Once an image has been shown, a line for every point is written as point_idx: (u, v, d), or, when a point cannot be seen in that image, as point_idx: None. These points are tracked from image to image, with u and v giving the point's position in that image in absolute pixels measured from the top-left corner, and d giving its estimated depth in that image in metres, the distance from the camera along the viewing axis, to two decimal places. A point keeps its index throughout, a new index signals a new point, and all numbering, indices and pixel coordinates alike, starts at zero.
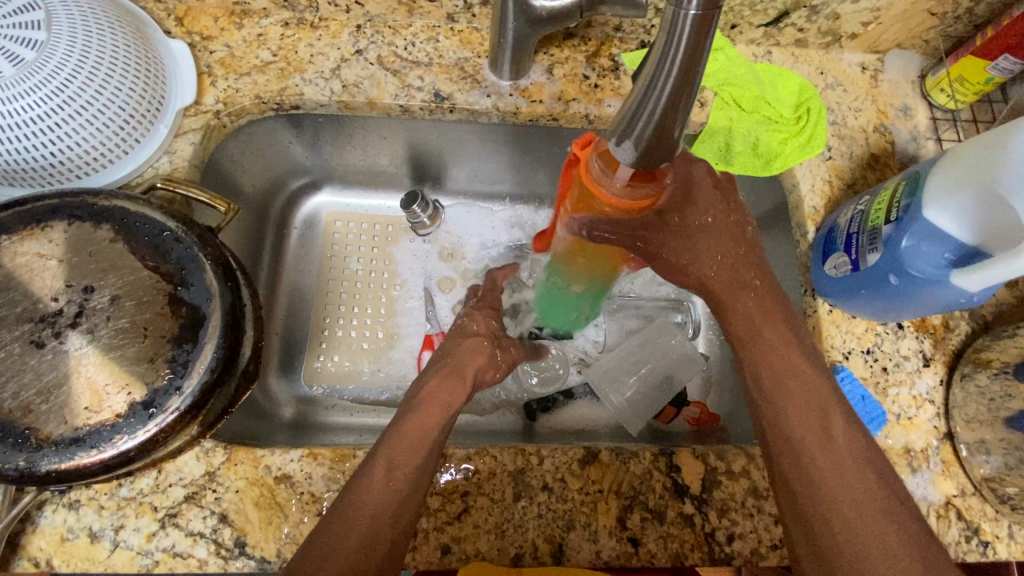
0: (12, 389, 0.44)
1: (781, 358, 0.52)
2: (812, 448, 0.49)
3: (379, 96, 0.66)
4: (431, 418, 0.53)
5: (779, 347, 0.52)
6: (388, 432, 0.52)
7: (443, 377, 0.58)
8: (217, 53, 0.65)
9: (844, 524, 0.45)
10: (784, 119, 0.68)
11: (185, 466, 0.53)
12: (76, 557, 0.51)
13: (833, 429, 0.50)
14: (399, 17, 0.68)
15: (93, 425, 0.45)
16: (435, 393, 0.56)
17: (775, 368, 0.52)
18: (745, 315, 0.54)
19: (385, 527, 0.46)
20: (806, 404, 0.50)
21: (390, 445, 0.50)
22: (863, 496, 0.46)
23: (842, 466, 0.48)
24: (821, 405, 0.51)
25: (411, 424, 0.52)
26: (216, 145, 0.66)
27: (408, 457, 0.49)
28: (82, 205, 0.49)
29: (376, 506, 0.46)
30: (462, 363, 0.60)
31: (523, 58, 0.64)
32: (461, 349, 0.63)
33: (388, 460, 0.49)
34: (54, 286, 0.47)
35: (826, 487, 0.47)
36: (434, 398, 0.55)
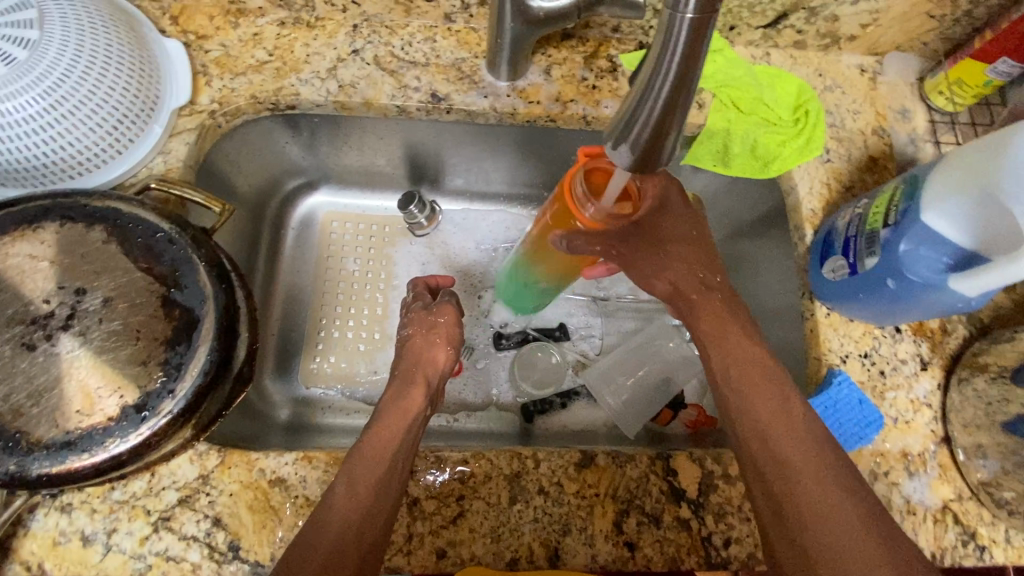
0: (3, 392, 0.44)
1: (752, 359, 0.56)
2: (784, 439, 0.51)
3: (376, 97, 0.66)
4: (392, 429, 0.54)
5: (747, 351, 0.56)
6: (356, 446, 0.53)
7: (399, 390, 0.60)
8: (212, 52, 0.65)
9: (815, 516, 0.46)
10: (782, 122, 0.68)
11: (179, 470, 0.53)
12: (69, 561, 0.50)
13: (776, 435, 0.51)
14: (396, 17, 0.67)
15: (84, 429, 0.44)
16: (396, 403, 0.58)
17: (745, 374, 0.55)
18: (710, 316, 0.59)
19: (355, 533, 0.46)
20: (775, 402, 0.53)
21: (360, 454, 0.51)
22: (814, 494, 0.47)
23: (795, 468, 0.49)
24: (763, 410, 0.53)
25: (373, 437, 0.53)
26: (211, 145, 0.65)
27: (376, 463, 0.50)
28: (73, 207, 0.49)
29: (347, 515, 0.47)
30: (414, 377, 0.62)
31: (521, 59, 0.64)
32: (423, 359, 0.65)
33: (348, 474, 0.49)
34: (45, 287, 0.46)
35: (798, 480, 0.48)
36: (398, 412, 0.57)
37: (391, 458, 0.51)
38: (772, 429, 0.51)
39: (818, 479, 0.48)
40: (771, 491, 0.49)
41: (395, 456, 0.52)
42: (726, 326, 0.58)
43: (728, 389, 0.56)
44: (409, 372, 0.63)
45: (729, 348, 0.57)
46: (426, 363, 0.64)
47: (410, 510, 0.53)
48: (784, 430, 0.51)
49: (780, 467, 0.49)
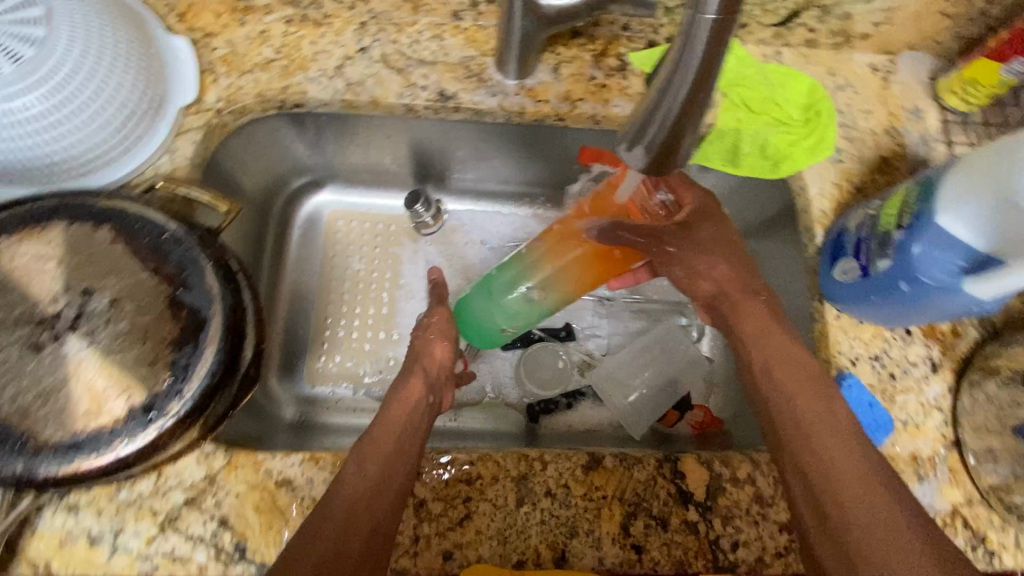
0: (11, 393, 0.44)
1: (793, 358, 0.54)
2: (833, 438, 0.49)
3: (383, 95, 0.65)
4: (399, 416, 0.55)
5: (793, 349, 0.55)
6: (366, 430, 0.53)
7: (407, 377, 0.60)
8: (219, 50, 0.64)
9: (866, 522, 0.44)
10: (793, 121, 0.67)
11: (186, 470, 0.53)
12: (76, 560, 0.50)
13: (815, 433, 0.50)
14: (404, 15, 0.67)
15: (92, 430, 0.44)
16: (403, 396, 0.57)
17: (777, 370, 0.54)
18: (751, 313, 0.58)
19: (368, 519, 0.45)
20: (816, 402, 0.51)
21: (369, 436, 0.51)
22: (856, 496, 0.46)
23: (835, 468, 0.48)
24: (804, 411, 0.51)
25: (379, 423, 0.53)
26: (218, 144, 0.65)
27: (381, 453, 0.50)
28: (80, 206, 0.49)
29: (350, 508, 0.45)
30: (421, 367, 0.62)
31: (529, 57, 0.63)
32: (426, 354, 0.64)
33: (357, 454, 0.50)
34: (52, 288, 0.46)
35: (841, 480, 0.47)
36: (400, 402, 0.57)
37: (400, 451, 0.51)
38: (812, 428, 0.50)
39: (869, 481, 0.47)
40: (817, 495, 0.47)
41: (396, 448, 0.51)
42: (767, 325, 0.58)
43: (764, 384, 0.55)
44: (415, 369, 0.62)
45: (769, 345, 0.56)
46: (426, 358, 0.63)
47: (417, 511, 0.53)
48: (833, 429, 0.50)
49: (829, 473, 0.47)
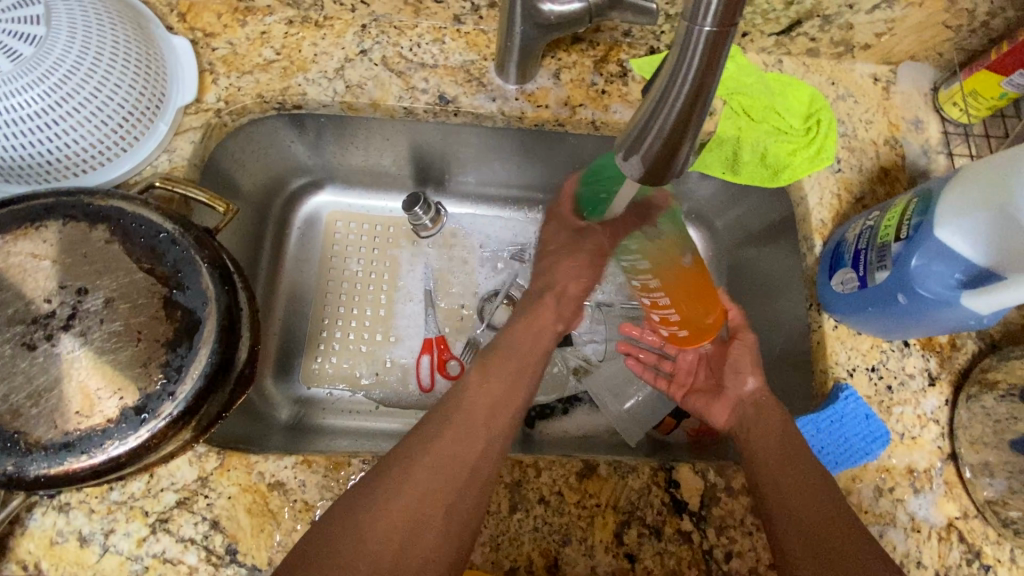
0: (3, 391, 0.44)
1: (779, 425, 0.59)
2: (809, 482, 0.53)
3: (383, 98, 0.65)
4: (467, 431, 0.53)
5: (784, 419, 0.59)
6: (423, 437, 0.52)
7: (497, 375, 0.60)
8: (219, 50, 0.64)
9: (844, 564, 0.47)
10: (793, 130, 0.67)
11: (178, 471, 0.52)
12: (65, 561, 0.50)
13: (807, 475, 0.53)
14: (405, 18, 0.67)
15: (83, 430, 0.44)
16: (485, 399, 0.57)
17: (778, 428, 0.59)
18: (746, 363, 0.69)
19: (434, 526, 0.47)
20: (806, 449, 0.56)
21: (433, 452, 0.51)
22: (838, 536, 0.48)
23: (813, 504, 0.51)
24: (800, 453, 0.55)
25: (445, 439, 0.52)
26: (216, 144, 0.65)
27: (447, 467, 0.50)
28: (76, 205, 0.49)
29: (391, 528, 0.46)
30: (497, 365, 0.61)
31: (530, 62, 0.63)
32: (515, 356, 0.63)
33: (413, 472, 0.49)
34: (46, 287, 0.46)
35: (822, 522, 0.50)
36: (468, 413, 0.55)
37: (466, 467, 0.50)
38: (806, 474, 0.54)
39: (835, 526, 0.49)
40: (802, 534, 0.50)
41: (444, 466, 0.50)
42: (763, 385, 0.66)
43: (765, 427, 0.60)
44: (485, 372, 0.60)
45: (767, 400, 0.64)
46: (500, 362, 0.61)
47: None
48: (812, 484, 0.53)
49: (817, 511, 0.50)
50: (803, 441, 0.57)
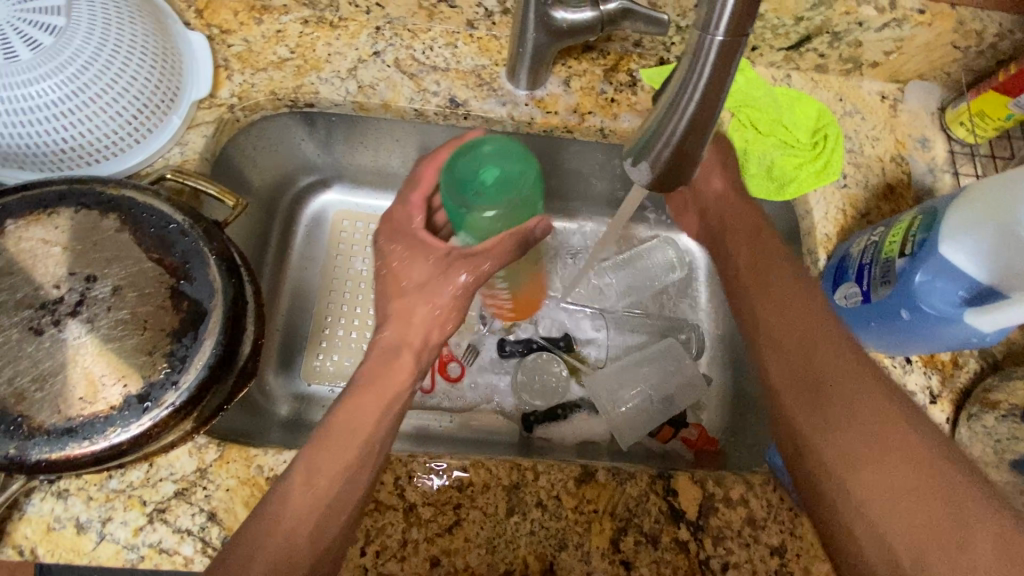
0: (8, 375, 0.44)
1: (806, 338, 0.52)
2: (852, 395, 0.47)
3: (395, 99, 0.66)
4: (368, 405, 0.51)
5: (824, 330, 0.51)
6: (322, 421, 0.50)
7: (381, 372, 0.53)
8: (235, 47, 0.65)
9: (880, 485, 0.43)
10: (800, 144, 0.67)
11: (177, 461, 0.53)
12: (62, 547, 0.50)
13: (860, 409, 0.46)
14: (419, 21, 0.68)
15: (86, 416, 0.44)
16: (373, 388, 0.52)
17: (812, 361, 0.50)
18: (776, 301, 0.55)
19: (307, 536, 0.45)
20: (852, 379, 0.48)
21: (328, 433, 0.49)
22: (875, 475, 0.43)
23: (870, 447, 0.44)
24: (842, 381, 0.48)
25: (343, 414, 0.50)
26: (228, 139, 0.65)
27: (347, 447, 0.48)
28: (89, 194, 0.49)
29: (292, 522, 0.45)
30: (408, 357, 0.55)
31: (541, 69, 0.64)
32: (416, 330, 0.55)
33: (309, 460, 0.48)
34: (56, 273, 0.46)
35: (868, 447, 0.44)
36: (376, 385, 0.52)
37: (365, 442, 0.49)
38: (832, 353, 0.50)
39: (882, 429, 0.45)
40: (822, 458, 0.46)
41: (349, 439, 0.49)
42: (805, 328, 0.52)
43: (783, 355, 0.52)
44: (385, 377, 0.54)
45: (790, 326, 0.53)
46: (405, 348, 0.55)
47: (406, 516, 0.53)
48: (853, 391, 0.47)
49: (833, 440, 0.46)
50: (856, 355, 0.49)
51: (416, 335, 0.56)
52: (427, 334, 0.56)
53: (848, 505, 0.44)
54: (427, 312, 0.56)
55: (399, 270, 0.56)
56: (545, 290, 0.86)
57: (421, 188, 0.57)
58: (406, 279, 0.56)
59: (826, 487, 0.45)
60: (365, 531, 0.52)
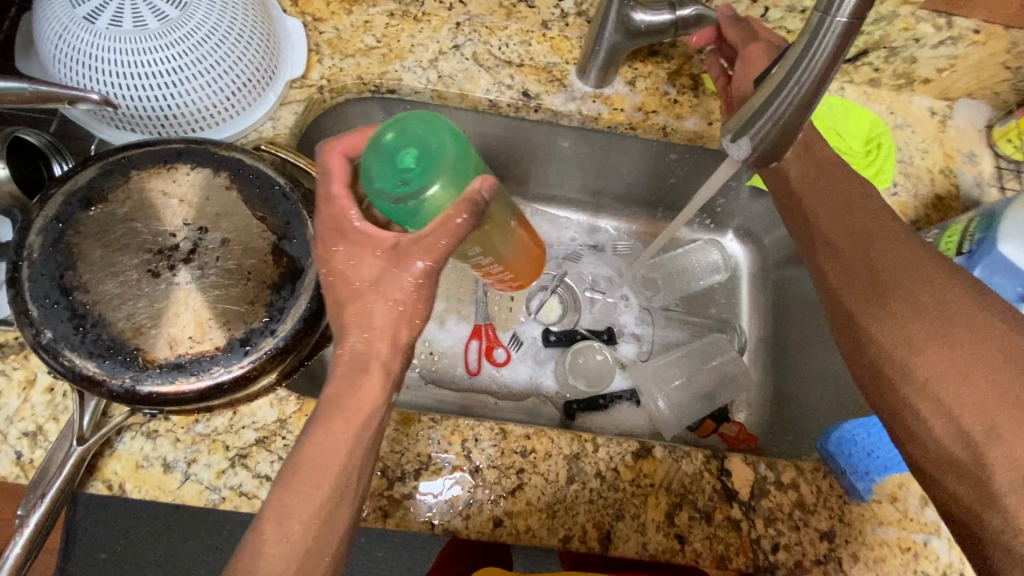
0: (127, 311, 0.47)
1: (900, 269, 0.49)
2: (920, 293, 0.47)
3: (472, 89, 0.70)
4: (334, 435, 0.46)
5: (864, 216, 0.53)
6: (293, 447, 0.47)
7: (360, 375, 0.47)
8: (326, 34, 0.70)
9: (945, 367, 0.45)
10: (853, 152, 0.71)
11: (259, 411, 0.56)
12: (149, 484, 0.53)
13: (914, 291, 0.48)
14: (497, 20, 0.72)
15: (194, 354, 0.48)
16: (341, 428, 0.46)
17: (858, 230, 0.52)
18: (827, 182, 0.55)
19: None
20: (901, 249, 0.50)
21: (299, 468, 0.46)
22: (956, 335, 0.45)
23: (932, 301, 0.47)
24: (898, 265, 0.49)
25: (311, 443, 0.46)
26: (313, 119, 0.70)
27: (319, 483, 0.46)
28: (204, 153, 0.53)
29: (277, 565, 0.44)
30: (367, 382, 0.47)
31: (611, 68, 0.68)
32: (376, 346, 0.47)
33: (278, 505, 0.45)
34: (173, 222, 0.50)
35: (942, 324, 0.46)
36: (343, 409, 0.46)
37: (340, 474, 0.46)
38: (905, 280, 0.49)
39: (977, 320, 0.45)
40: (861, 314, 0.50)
41: (322, 476, 0.46)
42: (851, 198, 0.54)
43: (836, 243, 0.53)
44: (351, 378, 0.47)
45: (843, 211, 0.54)
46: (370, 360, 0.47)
47: (472, 477, 0.55)
48: (923, 286, 0.48)
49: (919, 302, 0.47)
50: (909, 251, 0.50)
51: (382, 340, 0.47)
52: (389, 344, 0.47)
53: (913, 382, 0.46)
54: (386, 312, 0.46)
55: (348, 272, 0.47)
56: (590, 284, 0.90)
57: (336, 179, 0.46)
58: (355, 281, 0.46)
59: (886, 369, 0.48)
60: (432, 488, 0.55)
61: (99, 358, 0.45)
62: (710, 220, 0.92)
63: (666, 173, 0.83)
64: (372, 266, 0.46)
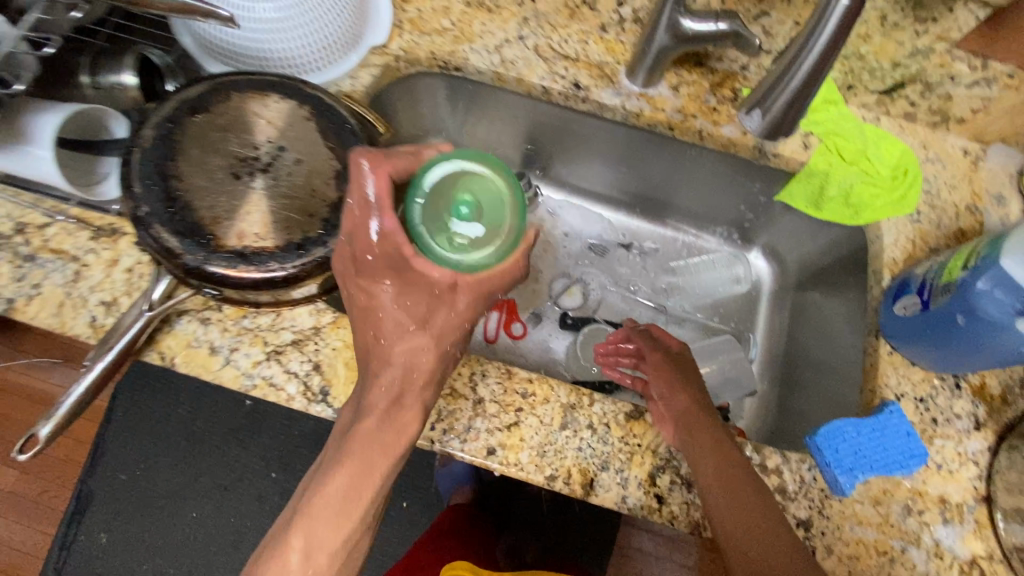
0: (210, 202, 0.55)
1: (745, 519, 0.52)
2: (736, 481, 0.54)
3: (529, 75, 0.77)
4: (364, 460, 0.51)
5: (705, 424, 0.59)
6: (319, 475, 0.52)
7: (396, 392, 0.54)
8: (410, 13, 0.79)
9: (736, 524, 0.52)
10: (879, 175, 0.74)
11: (299, 317, 0.62)
12: (196, 361, 0.60)
13: (730, 489, 0.53)
14: (561, 19, 0.80)
15: (256, 248, 0.55)
16: (368, 446, 0.52)
17: (693, 433, 0.58)
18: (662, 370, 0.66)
19: None
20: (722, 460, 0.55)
21: (327, 496, 0.50)
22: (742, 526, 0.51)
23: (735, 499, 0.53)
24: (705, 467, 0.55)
25: (338, 473, 0.51)
26: (387, 84, 0.79)
27: (344, 512, 0.50)
28: (292, 87, 0.61)
29: None
30: (381, 402, 0.54)
31: (658, 70, 0.74)
32: (399, 373, 0.54)
33: (308, 532, 0.49)
34: (259, 137, 0.58)
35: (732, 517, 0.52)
36: (375, 440, 0.52)
37: (358, 503, 0.51)
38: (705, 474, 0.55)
39: (764, 516, 0.52)
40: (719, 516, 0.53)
41: (342, 504, 0.50)
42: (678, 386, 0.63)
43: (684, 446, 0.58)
44: (370, 403, 0.53)
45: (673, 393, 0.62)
46: (389, 374, 0.54)
47: (474, 407, 0.60)
48: (750, 499, 0.53)
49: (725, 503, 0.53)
50: (732, 463, 0.55)
51: (399, 371, 0.54)
52: (409, 365, 0.55)
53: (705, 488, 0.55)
54: (403, 346, 0.55)
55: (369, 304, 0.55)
56: (611, 278, 0.96)
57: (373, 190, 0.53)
58: (365, 304, 0.55)
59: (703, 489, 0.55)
60: (437, 410, 0.60)
61: (183, 238, 0.53)
62: (738, 235, 0.95)
63: (695, 185, 0.89)
64: (389, 295, 0.55)
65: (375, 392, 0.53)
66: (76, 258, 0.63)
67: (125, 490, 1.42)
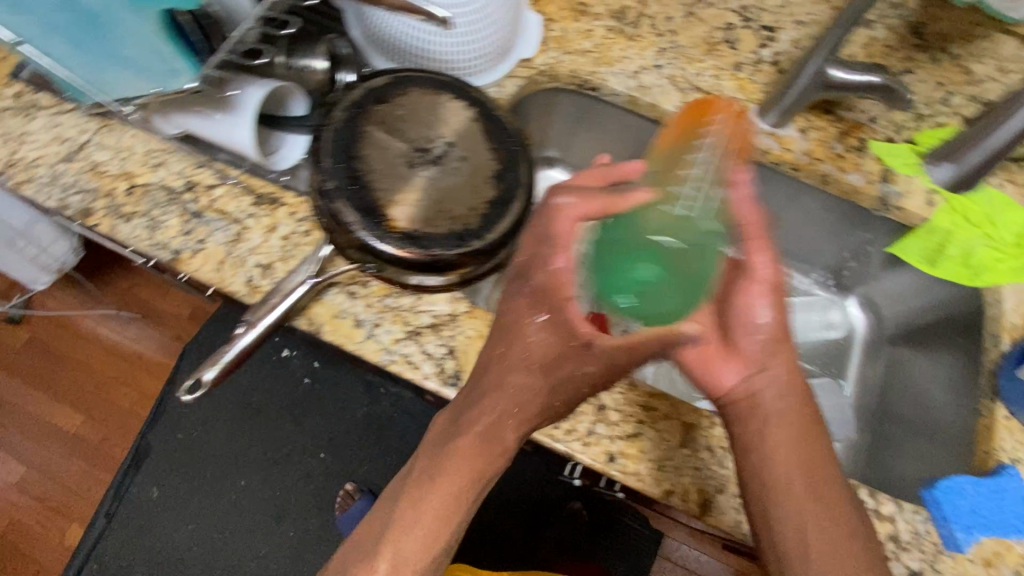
0: (386, 186, 0.59)
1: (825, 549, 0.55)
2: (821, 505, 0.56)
3: (663, 102, 0.80)
4: (458, 477, 0.57)
5: (808, 449, 0.59)
6: (423, 482, 0.57)
7: (504, 426, 0.57)
8: (554, 31, 0.83)
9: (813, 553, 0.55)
10: (1003, 240, 0.75)
11: (438, 302, 0.65)
12: (342, 330, 0.64)
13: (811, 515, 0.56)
14: (697, 53, 0.83)
15: (423, 232, 0.59)
16: (468, 460, 0.57)
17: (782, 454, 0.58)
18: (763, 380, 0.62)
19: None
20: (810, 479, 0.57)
21: (427, 505, 0.57)
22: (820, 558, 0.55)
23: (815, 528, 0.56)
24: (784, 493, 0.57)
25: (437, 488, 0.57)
26: (526, 95, 0.83)
27: (441, 525, 0.56)
28: (462, 89, 0.65)
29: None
30: (482, 431, 0.57)
31: (793, 113, 0.77)
32: (503, 408, 0.57)
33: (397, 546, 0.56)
34: (431, 131, 0.63)
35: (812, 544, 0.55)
36: (466, 463, 0.57)
37: (451, 518, 0.57)
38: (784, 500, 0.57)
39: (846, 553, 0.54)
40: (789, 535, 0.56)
41: (441, 511, 0.57)
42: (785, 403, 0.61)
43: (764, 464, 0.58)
44: (468, 433, 0.57)
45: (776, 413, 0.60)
46: (498, 405, 0.57)
47: (597, 412, 0.62)
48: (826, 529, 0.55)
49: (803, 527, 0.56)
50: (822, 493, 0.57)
51: (513, 401, 0.57)
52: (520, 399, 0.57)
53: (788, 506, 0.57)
54: (517, 383, 0.57)
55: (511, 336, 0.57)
56: None
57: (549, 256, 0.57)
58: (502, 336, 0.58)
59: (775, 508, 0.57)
60: None
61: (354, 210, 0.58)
62: (834, 282, 0.96)
63: (801, 226, 0.91)
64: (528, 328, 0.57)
65: (474, 425, 0.58)
66: (239, 221, 0.68)
67: (181, 449, 1.48)
